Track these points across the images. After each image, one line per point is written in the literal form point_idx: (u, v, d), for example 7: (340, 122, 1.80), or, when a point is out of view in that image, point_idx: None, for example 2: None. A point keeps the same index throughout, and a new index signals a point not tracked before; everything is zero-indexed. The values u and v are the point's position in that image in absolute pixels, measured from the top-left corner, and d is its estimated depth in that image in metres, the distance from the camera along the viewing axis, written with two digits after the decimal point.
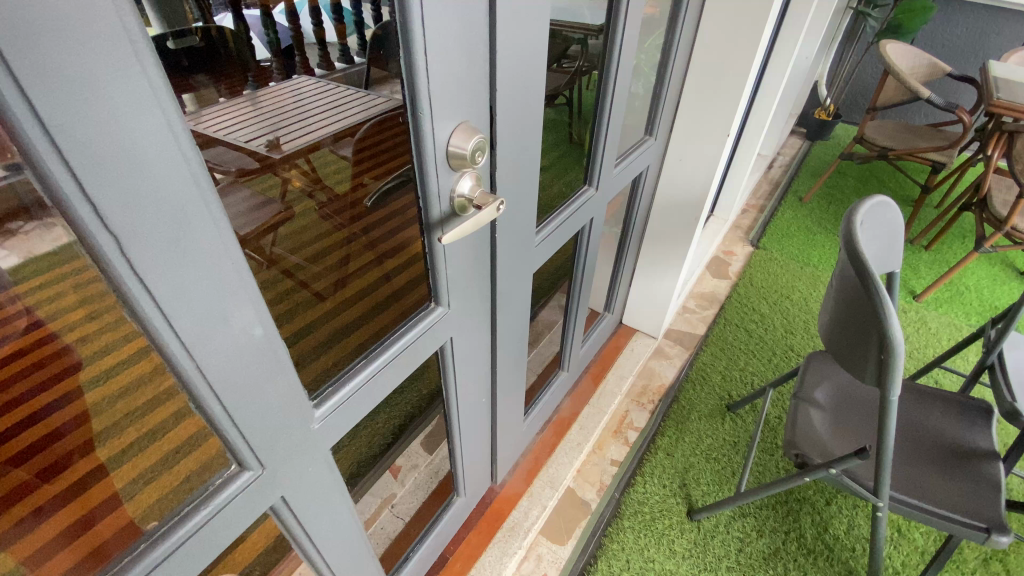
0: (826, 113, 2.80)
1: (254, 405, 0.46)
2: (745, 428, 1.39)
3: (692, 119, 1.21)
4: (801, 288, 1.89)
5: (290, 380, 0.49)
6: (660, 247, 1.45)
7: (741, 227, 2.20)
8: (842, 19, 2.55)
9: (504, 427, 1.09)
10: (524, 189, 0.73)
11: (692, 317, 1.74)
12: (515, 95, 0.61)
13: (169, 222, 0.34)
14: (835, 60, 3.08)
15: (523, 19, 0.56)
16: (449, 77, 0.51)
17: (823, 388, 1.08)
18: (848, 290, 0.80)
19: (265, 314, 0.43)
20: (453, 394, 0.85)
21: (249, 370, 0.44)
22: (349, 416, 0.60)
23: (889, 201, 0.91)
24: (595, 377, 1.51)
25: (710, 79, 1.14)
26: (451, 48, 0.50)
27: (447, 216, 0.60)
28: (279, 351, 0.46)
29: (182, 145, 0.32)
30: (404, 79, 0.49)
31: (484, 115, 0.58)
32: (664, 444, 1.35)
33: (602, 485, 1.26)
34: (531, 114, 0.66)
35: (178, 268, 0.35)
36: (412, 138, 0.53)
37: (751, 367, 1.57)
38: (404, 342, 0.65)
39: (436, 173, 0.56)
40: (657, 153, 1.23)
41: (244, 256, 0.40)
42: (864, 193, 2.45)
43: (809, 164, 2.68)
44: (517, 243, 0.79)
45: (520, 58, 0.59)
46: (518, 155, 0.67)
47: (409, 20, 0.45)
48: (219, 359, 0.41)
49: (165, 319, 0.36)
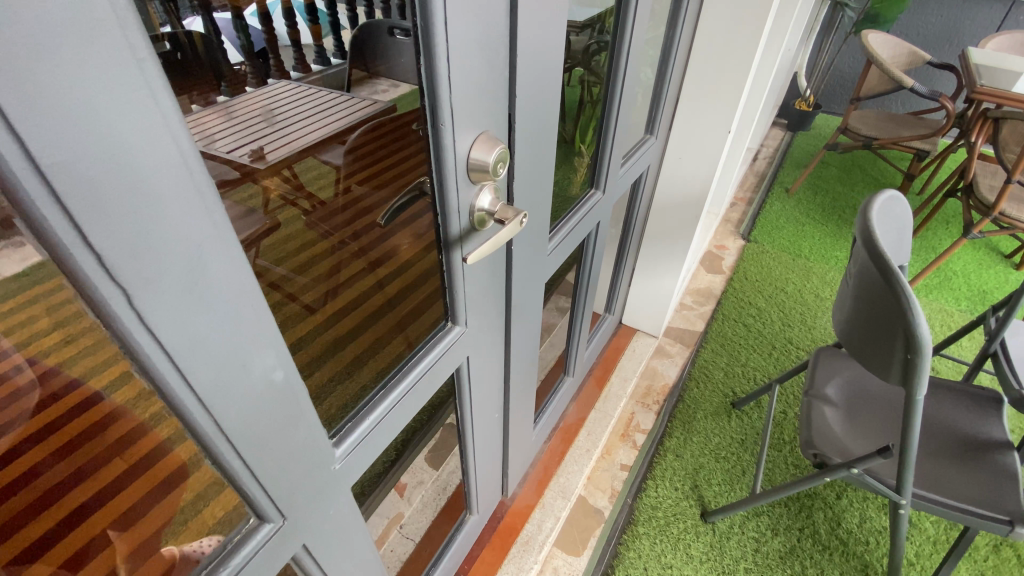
0: (805, 104, 2.82)
1: (275, 453, 0.42)
2: (751, 424, 1.38)
3: (692, 116, 1.19)
4: (795, 280, 1.89)
5: (312, 422, 0.45)
6: (660, 246, 1.43)
7: (731, 221, 2.21)
8: (821, 10, 2.57)
9: (516, 440, 1.06)
10: (538, 198, 0.69)
11: (690, 314, 1.73)
12: (533, 100, 0.57)
13: (183, 265, 0.29)
14: (814, 51, 3.12)
15: (543, 20, 0.53)
16: (470, 85, 0.47)
17: (835, 384, 1.07)
18: (870, 289, 0.79)
19: (288, 353, 0.39)
20: (468, 413, 0.82)
21: (269, 417, 0.40)
22: (369, 452, 0.56)
23: (900, 196, 0.90)
24: (598, 380, 1.48)
25: (711, 74, 1.12)
26: (472, 54, 0.46)
27: (467, 233, 0.57)
28: (300, 394, 0.42)
29: (196, 178, 0.28)
30: (423, 88, 0.45)
31: (503, 123, 0.54)
32: (672, 445, 1.33)
33: (613, 491, 1.23)
34: (547, 120, 0.63)
35: (194, 315, 0.31)
36: (431, 150, 0.49)
37: (752, 362, 1.56)
38: (422, 367, 0.61)
39: (456, 187, 0.52)
40: (656, 152, 1.21)
41: (263, 297, 0.35)
42: (848, 183, 2.47)
43: (793, 156, 2.71)
44: (530, 253, 0.75)
45: (539, 61, 0.55)
46: (534, 163, 0.64)
47: (432, 24, 0.41)
48: (239, 411, 0.37)
49: (179, 373, 0.32)
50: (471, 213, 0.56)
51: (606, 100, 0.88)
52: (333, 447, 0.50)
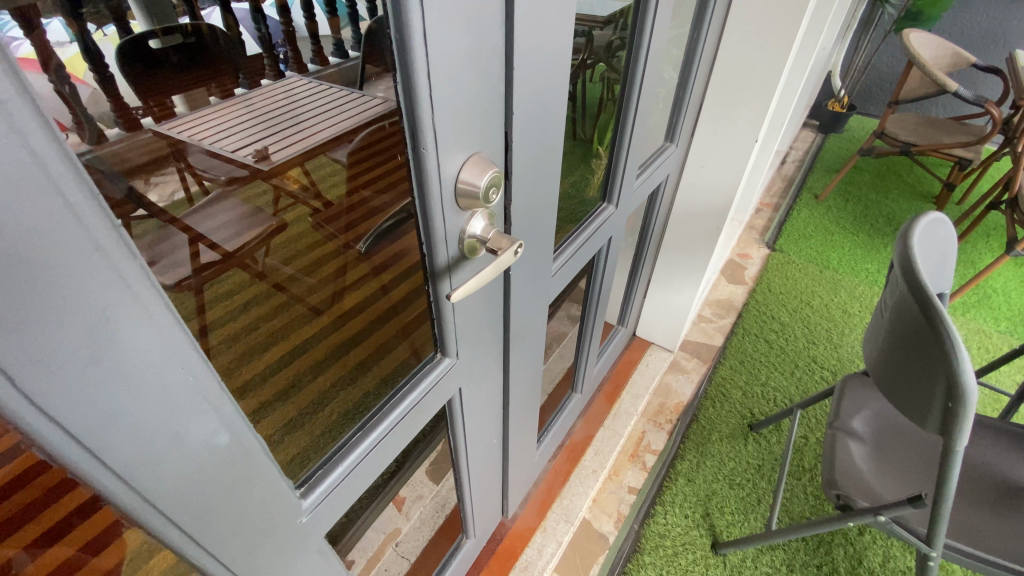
0: (839, 105, 2.69)
1: (222, 520, 0.38)
2: (769, 449, 1.31)
3: (716, 122, 1.11)
4: (822, 295, 1.80)
5: (272, 476, 0.41)
6: (677, 257, 1.35)
7: (755, 228, 2.11)
8: (859, 6, 2.44)
9: (517, 462, 1.01)
10: (539, 219, 0.64)
11: (709, 327, 1.65)
12: (533, 116, 0.52)
13: (85, 336, 0.25)
14: (850, 49, 2.98)
15: (545, 27, 0.47)
16: (459, 104, 0.42)
17: (862, 417, 0.99)
18: (910, 326, 0.71)
19: (236, 414, 0.35)
20: (461, 441, 0.77)
21: (215, 482, 0.36)
22: (343, 500, 0.52)
23: (943, 217, 0.82)
24: (609, 396, 1.42)
25: (737, 79, 1.04)
26: (460, 69, 0.40)
27: (456, 262, 0.52)
28: (252, 452, 0.38)
29: (98, 234, 0.24)
30: (402, 108, 0.40)
31: (499, 143, 0.49)
32: (684, 469, 1.26)
33: (620, 516, 1.17)
34: (550, 136, 0.57)
35: (105, 388, 0.27)
36: (414, 175, 0.44)
37: (773, 381, 1.48)
38: (406, 404, 0.56)
39: (443, 215, 0.47)
40: (676, 160, 1.14)
41: (199, 357, 0.31)
42: (882, 190, 2.35)
43: (824, 160, 2.58)
44: (531, 277, 0.70)
45: (539, 76, 0.49)
46: (534, 183, 0.58)
47: (408, 38, 0.36)
48: (175, 481, 0.33)
49: (90, 452, 0.27)
50: (460, 240, 0.51)
51: (621, 107, 0.82)
52: (299, 499, 0.45)
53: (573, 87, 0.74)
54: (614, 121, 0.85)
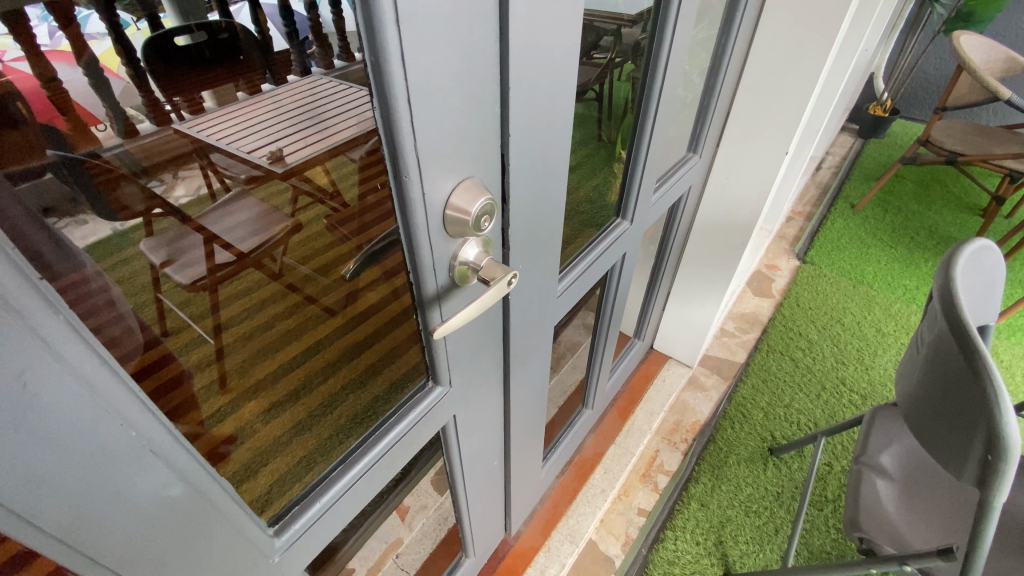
0: (881, 109, 2.57)
1: (181, 569, 0.36)
2: (790, 476, 1.25)
3: (743, 131, 1.05)
4: (853, 311, 1.71)
5: (241, 521, 0.39)
6: (699, 272, 1.30)
7: (786, 237, 2.02)
8: (907, 5, 2.31)
9: (519, 481, 0.98)
10: (541, 242, 0.60)
11: (731, 342, 1.59)
12: (532, 137, 0.48)
13: (3, 404, 0.23)
14: (896, 50, 2.84)
15: (544, 41, 0.43)
16: (445, 127, 0.39)
17: (891, 452, 0.93)
18: (948, 367, 0.66)
19: (191, 465, 0.33)
20: (457, 465, 0.74)
21: (167, 534, 0.34)
22: (322, 535, 0.50)
23: (992, 245, 0.75)
24: (622, 413, 1.37)
25: (767, 87, 0.97)
26: (447, 91, 0.37)
27: (446, 290, 0.49)
28: (216, 498, 0.36)
29: (8, 293, 0.22)
30: (382, 134, 0.37)
31: (494, 166, 0.46)
32: (698, 493, 1.21)
33: (627, 539, 1.13)
34: (552, 157, 0.54)
35: (26, 451, 0.25)
36: (397, 202, 0.41)
37: (797, 403, 1.41)
38: (393, 436, 0.54)
39: (430, 243, 0.44)
40: (700, 171, 1.09)
41: (143, 408, 0.29)
42: (925, 200, 2.23)
43: (863, 166, 2.46)
44: (534, 300, 0.66)
45: (539, 90, 0.46)
46: (535, 204, 0.54)
47: (385, 62, 0.32)
48: (122, 538, 0.31)
49: (20, 515, 0.25)
50: (451, 268, 0.48)
51: (638, 117, 0.77)
52: (270, 539, 0.44)
53: (599, 88, 0.76)
54: (631, 133, 0.80)
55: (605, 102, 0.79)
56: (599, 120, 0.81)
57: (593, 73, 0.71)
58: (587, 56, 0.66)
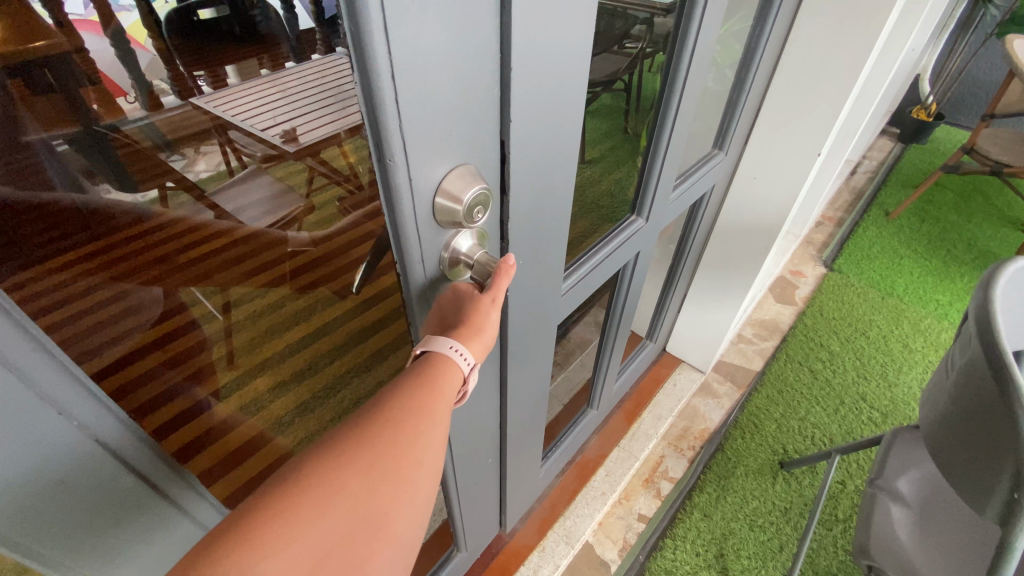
0: (925, 113, 2.45)
1: (109, 519, 0.41)
2: (798, 491, 1.20)
3: (773, 128, 0.99)
4: (879, 324, 1.64)
5: (174, 492, 0.46)
6: (717, 275, 1.25)
7: (813, 243, 1.95)
8: (961, 4, 2.19)
9: (516, 478, 0.96)
10: (545, 239, 0.57)
11: (748, 348, 1.53)
12: (537, 126, 0.45)
13: None
14: (945, 53, 2.70)
15: (554, 21, 0.39)
16: (436, 109, 0.36)
17: (908, 478, 0.89)
18: (982, 397, 0.60)
19: (112, 426, 0.38)
20: (449, 462, 0.72)
21: (94, 506, 0.40)
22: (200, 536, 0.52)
23: None
24: (629, 414, 1.34)
25: (802, 82, 0.91)
26: (437, 67, 0.34)
27: (433, 281, 0.46)
28: (144, 458, 0.41)
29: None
30: (364, 114, 0.34)
31: (491, 154, 0.43)
32: (701, 502, 1.18)
33: (625, 544, 1.11)
34: (560, 149, 0.50)
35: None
36: (383, 188, 0.38)
37: (813, 417, 1.36)
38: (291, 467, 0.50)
39: (418, 234, 0.41)
40: (725, 170, 1.03)
41: (75, 378, 0.34)
42: (965, 211, 2.12)
43: (901, 172, 2.36)
44: (536, 298, 0.63)
45: (547, 77, 0.42)
46: (540, 198, 0.51)
47: (368, 36, 0.29)
48: (54, 486, 0.36)
49: None
50: (441, 260, 0.45)
51: (659, 111, 0.73)
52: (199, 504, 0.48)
53: (627, 78, 0.73)
54: (651, 127, 0.76)
55: (632, 94, 0.76)
56: (626, 112, 0.77)
57: (623, 63, 0.68)
58: (614, 44, 0.63)
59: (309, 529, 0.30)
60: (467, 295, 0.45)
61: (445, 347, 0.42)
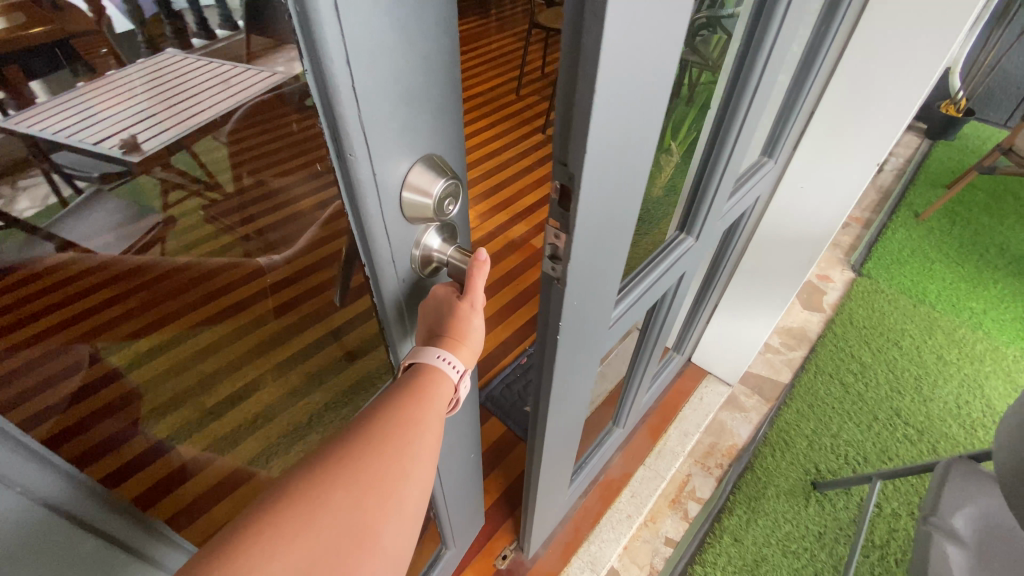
0: (955, 108, 2.36)
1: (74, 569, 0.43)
2: (832, 514, 1.15)
3: (827, 134, 0.91)
4: (913, 334, 1.57)
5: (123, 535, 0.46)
6: (751, 287, 1.18)
7: (840, 246, 1.88)
8: None
9: (543, 506, 0.90)
10: (600, 272, 0.50)
11: (776, 359, 1.47)
12: (609, 155, 0.38)
13: None
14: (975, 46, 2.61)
15: (643, 31, 0.32)
16: (397, 96, 0.32)
17: (964, 515, 0.83)
18: None
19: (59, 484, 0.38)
20: None
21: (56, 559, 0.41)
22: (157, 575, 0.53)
23: None
24: (653, 430, 1.29)
25: (865, 84, 0.83)
26: (394, 49, 0.30)
27: (406, 284, 0.43)
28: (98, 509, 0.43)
29: None
30: (317, 105, 0.30)
31: (454, 140, 0.39)
32: (731, 525, 1.12)
33: (653, 570, 1.05)
34: (630, 174, 0.43)
35: None
36: (344, 186, 0.34)
37: (846, 434, 1.30)
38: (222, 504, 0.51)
39: (387, 235, 0.37)
40: (771, 180, 0.96)
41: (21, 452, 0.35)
42: (997, 213, 2.05)
43: (929, 170, 2.27)
44: (585, 332, 0.57)
45: (628, 97, 0.35)
46: (601, 229, 0.44)
47: (314, 19, 0.25)
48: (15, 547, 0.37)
49: None
50: (413, 257, 0.41)
51: (724, 119, 0.65)
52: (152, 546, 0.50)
53: None
54: (712, 138, 0.68)
55: None
56: None
57: None
58: None
59: (294, 549, 0.29)
60: (449, 297, 0.42)
61: (433, 356, 0.40)
